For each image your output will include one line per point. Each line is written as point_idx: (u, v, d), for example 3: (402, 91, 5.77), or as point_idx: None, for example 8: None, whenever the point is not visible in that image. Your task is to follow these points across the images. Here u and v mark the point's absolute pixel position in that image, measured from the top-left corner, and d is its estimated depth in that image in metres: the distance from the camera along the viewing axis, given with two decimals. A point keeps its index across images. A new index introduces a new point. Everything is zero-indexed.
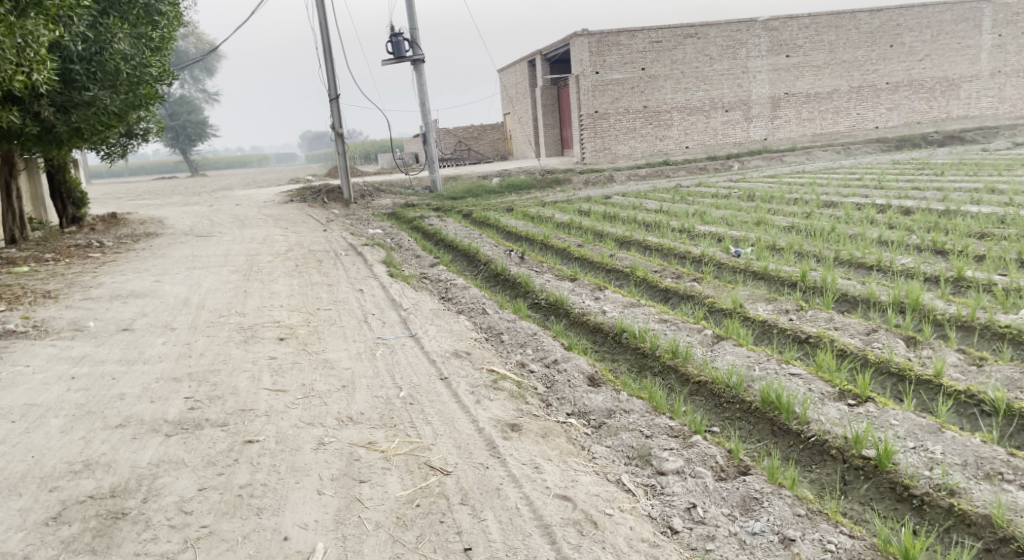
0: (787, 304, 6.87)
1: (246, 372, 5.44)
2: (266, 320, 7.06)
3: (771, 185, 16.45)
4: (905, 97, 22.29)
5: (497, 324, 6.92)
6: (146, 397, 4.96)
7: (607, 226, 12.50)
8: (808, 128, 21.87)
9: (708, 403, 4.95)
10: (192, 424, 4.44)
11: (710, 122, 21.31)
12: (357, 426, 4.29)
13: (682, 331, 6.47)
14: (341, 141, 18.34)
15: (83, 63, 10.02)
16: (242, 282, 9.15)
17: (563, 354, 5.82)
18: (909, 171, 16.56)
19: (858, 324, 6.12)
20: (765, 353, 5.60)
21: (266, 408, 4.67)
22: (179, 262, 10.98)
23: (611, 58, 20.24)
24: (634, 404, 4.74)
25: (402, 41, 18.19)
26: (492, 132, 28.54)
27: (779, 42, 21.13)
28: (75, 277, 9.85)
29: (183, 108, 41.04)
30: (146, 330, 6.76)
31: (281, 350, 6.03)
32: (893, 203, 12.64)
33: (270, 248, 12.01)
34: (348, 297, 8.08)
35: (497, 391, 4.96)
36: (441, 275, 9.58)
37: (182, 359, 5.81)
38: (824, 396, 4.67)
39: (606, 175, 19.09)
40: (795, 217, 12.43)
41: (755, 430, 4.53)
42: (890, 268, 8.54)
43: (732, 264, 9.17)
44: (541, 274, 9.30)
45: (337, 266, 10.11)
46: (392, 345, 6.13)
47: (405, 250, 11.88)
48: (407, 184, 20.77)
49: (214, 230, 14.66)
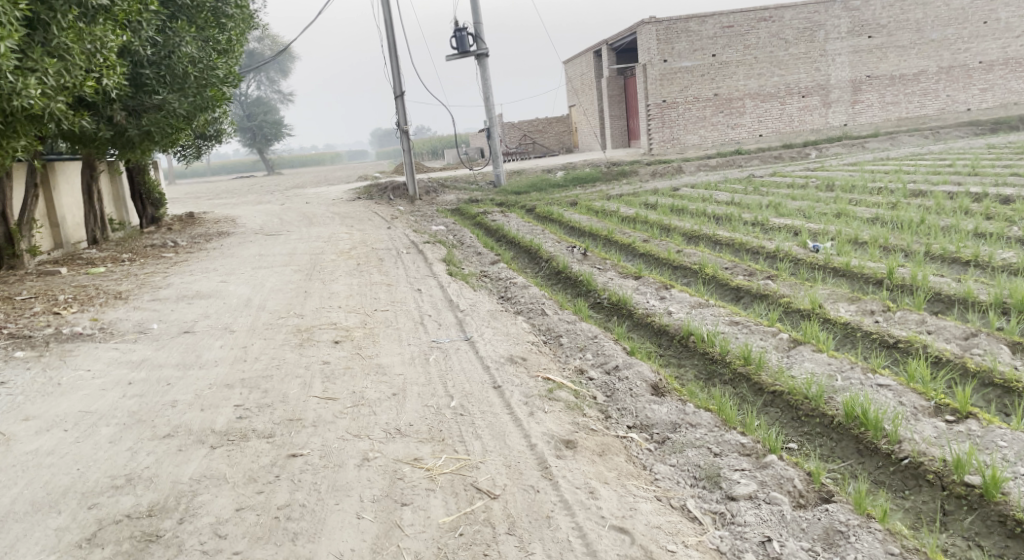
0: (872, 305, 6.71)
1: (298, 379, 5.27)
2: (324, 322, 6.93)
3: (852, 173, 15.69)
4: (1000, 77, 21.08)
5: (557, 326, 6.66)
6: (196, 404, 4.75)
7: (674, 220, 12.07)
8: (891, 112, 20.85)
9: (783, 414, 4.81)
10: (239, 435, 4.23)
11: (785, 109, 20.48)
12: (404, 440, 4.08)
13: (754, 334, 6.19)
14: (406, 137, 18.27)
15: (153, 67, 10.09)
16: (305, 282, 9.10)
17: (625, 360, 5.56)
18: (1007, 156, 15.55)
19: (954, 328, 5.96)
20: (848, 360, 5.32)
21: (314, 417, 4.49)
22: (246, 262, 11.02)
23: (680, 45, 19.63)
24: (702, 418, 4.55)
25: (466, 35, 18.00)
26: (558, 125, 28.20)
27: (860, 23, 20.14)
28: (146, 277, 9.95)
29: (260, 109, 42.03)
30: (206, 333, 6.68)
31: (335, 354, 5.88)
32: (989, 191, 11.88)
33: (335, 247, 11.98)
34: (406, 297, 7.91)
35: (552, 401, 4.71)
36: (502, 273, 9.35)
37: (236, 364, 5.66)
38: (918, 411, 4.46)
39: (674, 166, 18.57)
40: (879, 207, 11.81)
41: (838, 448, 4.32)
42: (989, 263, 8.09)
43: (809, 260, 8.72)
44: (605, 272, 8.97)
45: (398, 265, 9.98)
46: (447, 348, 5.93)
47: (467, 248, 11.71)
48: (472, 179, 20.65)
49: (282, 228, 14.79)
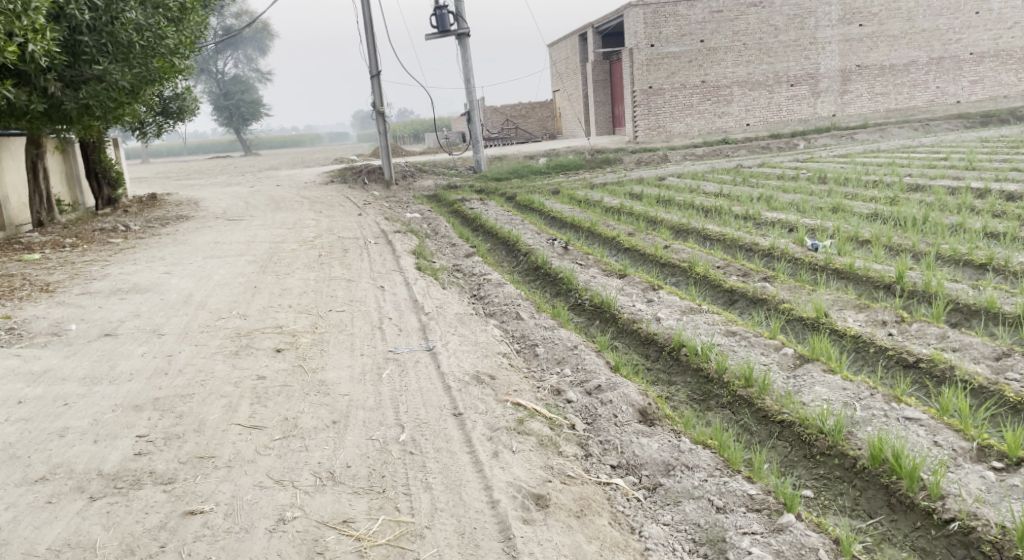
0: (884, 315, 6.00)
1: (222, 400, 4.41)
2: (268, 326, 6.07)
3: (844, 165, 15.01)
4: (989, 69, 20.48)
5: (533, 334, 5.87)
6: (90, 434, 3.92)
7: (660, 211, 11.29)
8: (880, 103, 20.15)
9: (795, 453, 4.12)
10: (131, 479, 3.43)
11: (773, 98, 19.71)
12: (336, 490, 3.34)
13: (755, 349, 5.43)
14: (382, 119, 17.32)
15: (93, 34, 9.05)
16: (257, 275, 8.22)
17: (609, 380, 4.77)
18: (1003, 150, 14.93)
19: (982, 345, 5.27)
20: (866, 386, 4.58)
21: (230, 454, 3.68)
22: (198, 250, 10.10)
23: (668, 30, 18.85)
24: (700, 459, 3.80)
25: (447, 14, 17.15)
26: (541, 110, 27.35)
27: (851, 11, 19.40)
28: (83, 267, 9.01)
29: (237, 88, 40.70)
30: (130, 337, 5.81)
31: (274, 367, 5.04)
32: (992, 186, 11.24)
33: (298, 235, 11.12)
34: (366, 296, 7.07)
35: (522, 437, 3.93)
36: (475, 267, 8.55)
37: (153, 379, 4.81)
38: (958, 454, 3.78)
39: (660, 155, 17.81)
40: (878, 202, 11.11)
41: (863, 499, 3.68)
42: (1006, 267, 7.44)
43: (809, 260, 8.00)
44: (587, 268, 8.17)
45: (362, 258, 9.14)
46: (405, 362, 5.13)
47: (440, 238, 10.89)
48: (451, 164, 19.73)
49: (247, 213, 13.85)
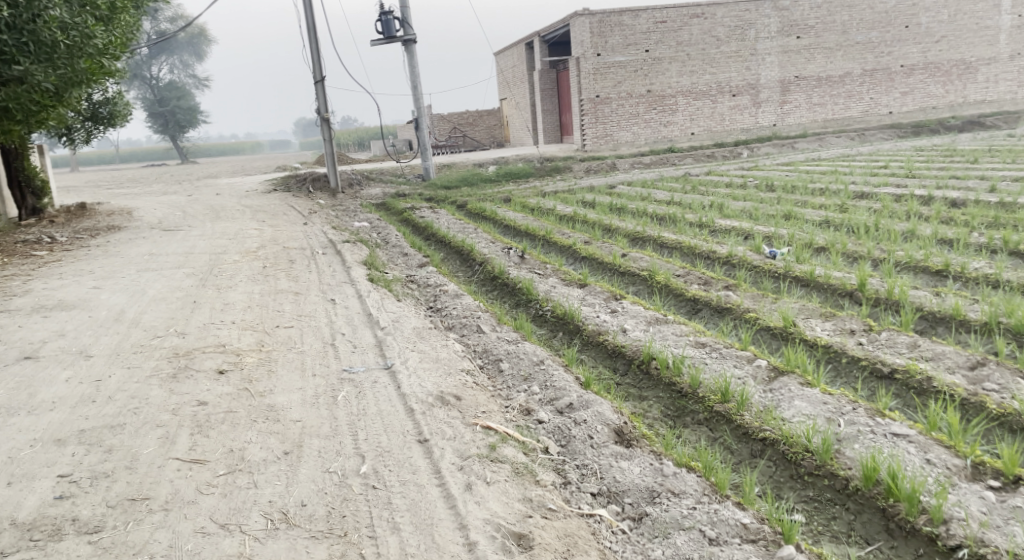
0: (852, 324, 5.83)
1: (158, 431, 3.98)
2: (209, 345, 5.62)
3: (789, 173, 15.12)
4: (920, 80, 20.95)
5: (495, 349, 5.54)
6: (3, 476, 3.53)
7: (615, 219, 11.09)
8: (819, 113, 20.45)
9: (781, 474, 3.89)
10: (50, 529, 3.12)
11: (717, 107, 19.83)
12: (290, 535, 3.06)
13: (727, 361, 5.17)
14: (326, 126, 16.80)
15: (12, 33, 8.35)
16: (195, 289, 7.73)
17: (581, 397, 4.47)
18: (939, 158, 15.22)
19: (956, 355, 5.11)
20: (848, 399, 4.34)
21: (167, 496, 3.32)
22: (132, 263, 9.52)
23: (614, 39, 18.75)
24: (687, 484, 3.53)
25: (391, 19, 16.74)
26: (487, 118, 27.09)
27: (790, 23, 19.64)
28: (2, 282, 8.36)
29: (173, 94, 39.39)
30: (54, 360, 5.31)
31: (216, 392, 4.60)
32: (936, 193, 11.34)
33: (240, 245, 10.59)
34: (316, 311, 6.64)
35: (495, 465, 3.61)
36: (429, 278, 8.20)
37: (79, 407, 4.35)
38: (953, 472, 3.61)
39: (608, 163, 17.71)
40: (827, 209, 11.11)
41: (859, 525, 3.49)
42: (961, 274, 7.41)
43: (769, 267, 7.87)
44: (546, 278, 7.90)
45: (308, 269, 8.70)
46: (361, 382, 4.76)
47: (391, 248, 10.49)
48: (398, 172, 19.31)
49: (183, 223, 13.21)
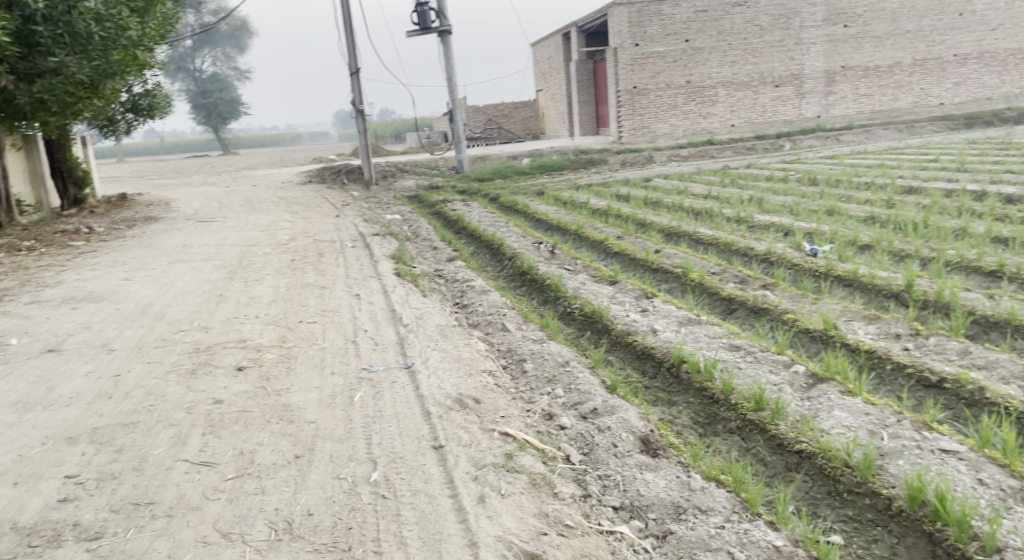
0: (898, 328, 5.54)
1: (170, 430, 3.88)
2: (231, 340, 5.53)
3: (833, 167, 14.67)
4: (974, 70, 20.20)
5: (520, 348, 5.36)
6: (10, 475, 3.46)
7: (650, 213, 10.82)
8: (865, 105, 19.84)
9: (818, 490, 3.66)
10: (49, 534, 3.04)
11: (759, 99, 19.35)
12: (292, 548, 2.95)
13: (762, 366, 4.92)
14: (361, 118, 16.75)
15: (48, 24, 8.40)
16: (223, 282, 7.67)
17: (606, 402, 4.28)
18: (991, 152, 14.65)
19: (1011, 363, 4.81)
20: (892, 410, 4.09)
21: (172, 501, 3.22)
22: (164, 254, 9.53)
23: (652, 29, 18.42)
24: (715, 500, 3.32)
25: (427, 10, 16.62)
26: (524, 109, 26.84)
27: (836, 11, 19.09)
28: (36, 272, 8.40)
29: (217, 86, 39.89)
30: (76, 353, 5.26)
31: (233, 390, 4.49)
32: (989, 189, 10.87)
33: (271, 238, 10.55)
34: (341, 306, 6.52)
35: (513, 476, 3.45)
36: (458, 273, 8.04)
37: (94, 404, 4.27)
38: (1007, 495, 3.35)
39: (645, 156, 17.39)
40: (873, 205, 10.71)
41: (902, 548, 3.26)
42: (1014, 275, 7.04)
43: (809, 266, 7.57)
44: (576, 274, 7.69)
45: (337, 262, 8.61)
46: (380, 382, 4.62)
47: (421, 241, 10.36)
48: (433, 164, 19.21)
49: (218, 214, 13.25)
